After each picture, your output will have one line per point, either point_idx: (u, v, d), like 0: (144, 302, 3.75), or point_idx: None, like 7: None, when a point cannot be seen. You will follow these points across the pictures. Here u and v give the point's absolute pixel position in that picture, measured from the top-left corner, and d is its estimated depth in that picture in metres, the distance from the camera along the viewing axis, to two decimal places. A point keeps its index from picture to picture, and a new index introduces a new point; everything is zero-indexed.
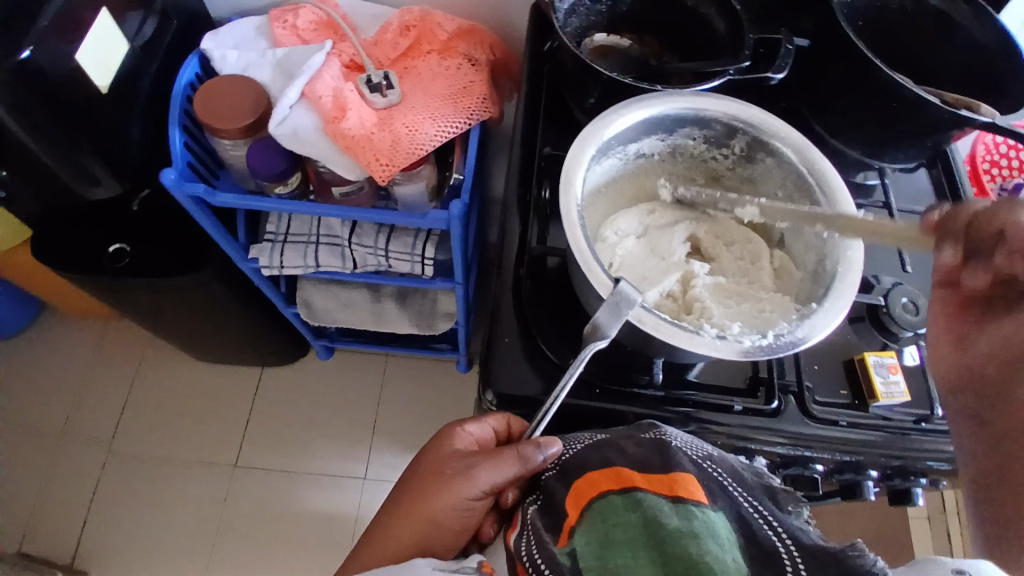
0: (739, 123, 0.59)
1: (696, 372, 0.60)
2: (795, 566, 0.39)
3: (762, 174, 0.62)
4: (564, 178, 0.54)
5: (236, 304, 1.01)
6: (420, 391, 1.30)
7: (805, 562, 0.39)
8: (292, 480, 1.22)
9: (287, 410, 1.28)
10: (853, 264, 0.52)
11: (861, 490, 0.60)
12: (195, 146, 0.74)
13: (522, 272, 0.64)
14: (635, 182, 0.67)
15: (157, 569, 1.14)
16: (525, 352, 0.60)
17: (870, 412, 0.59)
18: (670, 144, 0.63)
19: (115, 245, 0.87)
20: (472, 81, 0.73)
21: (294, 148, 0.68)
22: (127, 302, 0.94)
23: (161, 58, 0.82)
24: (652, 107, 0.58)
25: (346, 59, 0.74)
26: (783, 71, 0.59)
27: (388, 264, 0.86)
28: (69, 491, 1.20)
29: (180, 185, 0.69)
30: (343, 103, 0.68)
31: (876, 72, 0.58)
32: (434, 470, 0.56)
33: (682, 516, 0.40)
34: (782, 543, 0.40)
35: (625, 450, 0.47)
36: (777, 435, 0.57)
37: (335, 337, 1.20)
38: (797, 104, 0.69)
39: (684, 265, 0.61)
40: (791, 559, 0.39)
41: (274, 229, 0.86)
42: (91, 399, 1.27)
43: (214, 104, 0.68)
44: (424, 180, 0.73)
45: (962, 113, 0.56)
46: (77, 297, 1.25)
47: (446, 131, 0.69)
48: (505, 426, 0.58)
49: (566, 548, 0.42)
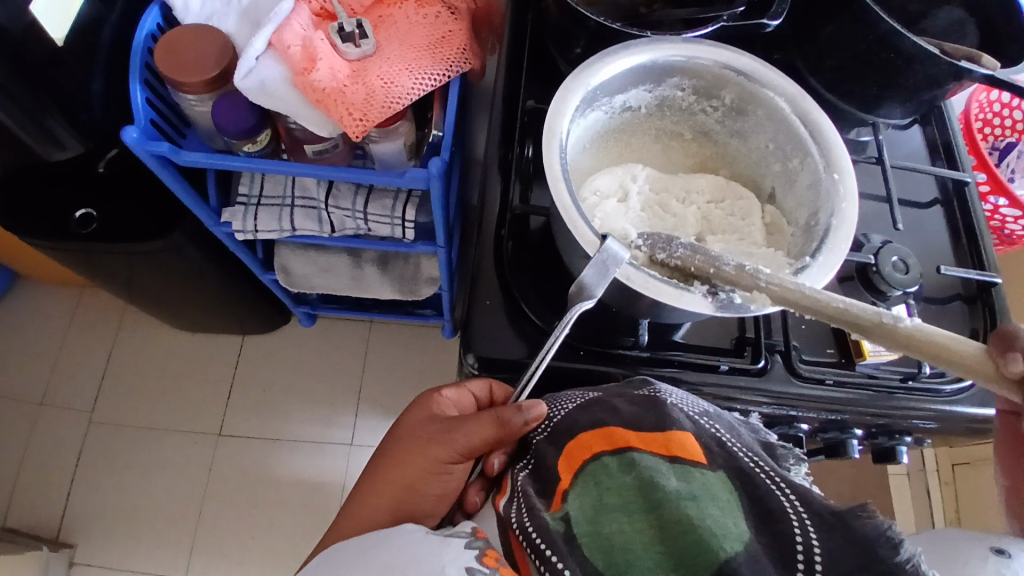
0: (730, 71, 0.57)
1: (681, 333, 0.59)
2: (801, 524, 0.37)
3: (753, 127, 0.60)
4: (547, 129, 0.51)
5: (212, 270, 0.98)
6: (405, 357, 1.28)
7: (813, 522, 0.37)
8: (277, 448, 1.21)
9: (270, 377, 1.26)
10: (847, 220, 0.50)
11: (845, 449, 0.60)
12: (158, 103, 0.70)
13: (503, 233, 0.61)
14: (620, 138, 0.64)
15: (143, 538, 1.14)
16: (507, 315, 0.59)
17: (857, 370, 0.58)
18: (657, 96, 0.60)
19: (82, 209, 0.83)
20: (451, 31, 0.69)
21: (261, 101, 0.64)
22: (97, 269, 0.91)
23: (122, 6, 0.76)
24: (639, 55, 0.55)
25: (317, 7, 0.69)
26: (779, 17, 0.56)
27: (367, 227, 0.83)
28: (49, 463, 1.18)
29: (144, 144, 0.65)
30: (313, 53, 0.64)
31: (875, 20, 0.56)
32: (411, 434, 0.55)
33: (679, 477, 0.40)
34: (787, 502, 0.39)
35: (619, 409, 0.45)
36: (762, 394, 0.57)
37: (317, 304, 1.17)
38: (792, 55, 0.67)
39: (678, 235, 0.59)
40: (796, 515, 0.38)
41: (246, 191, 0.82)
42: (69, 368, 1.25)
43: (176, 55, 0.64)
44: (402, 137, 0.70)
45: (960, 65, 0.54)
46: (48, 264, 1.20)
47: (424, 83, 0.66)
48: (486, 391, 0.57)
49: (558, 513, 0.41)
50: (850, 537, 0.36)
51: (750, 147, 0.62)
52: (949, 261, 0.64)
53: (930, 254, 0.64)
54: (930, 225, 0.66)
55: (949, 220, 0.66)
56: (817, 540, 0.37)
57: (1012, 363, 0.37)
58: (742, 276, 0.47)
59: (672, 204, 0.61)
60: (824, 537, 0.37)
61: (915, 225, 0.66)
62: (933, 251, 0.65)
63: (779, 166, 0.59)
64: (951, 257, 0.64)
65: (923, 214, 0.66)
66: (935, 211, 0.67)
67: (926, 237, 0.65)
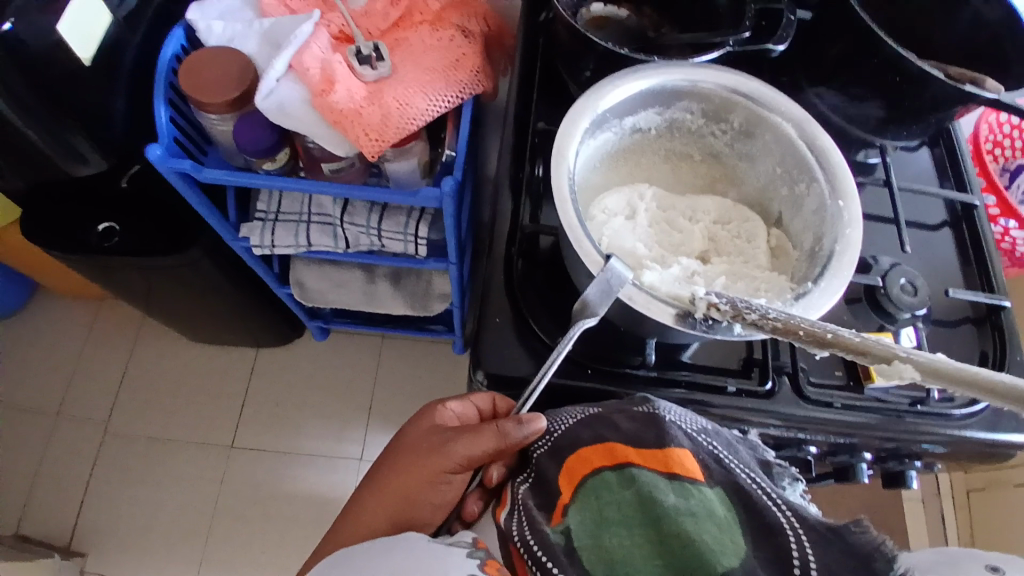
0: (737, 95, 0.58)
1: (689, 353, 0.60)
2: (798, 541, 0.38)
3: (761, 150, 0.61)
4: (556, 152, 0.52)
5: (229, 284, 1.00)
6: (416, 372, 1.29)
7: (810, 538, 0.38)
8: (287, 461, 1.21)
9: (281, 391, 1.27)
10: (851, 244, 0.51)
11: (855, 472, 0.60)
12: (182, 121, 0.72)
13: (513, 251, 0.62)
14: (630, 159, 0.65)
15: (153, 548, 1.15)
16: (517, 330, 0.59)
17: (866, 393, 0.58)
18: (666, 118, 0.62)
19: (104, 223, 0.86)
20: (464, 53, 0.71)
21: (281, 121, 0.66)
22: (118, 282, 0.93)
23: (147, 29, 0.79)
24: (648, 79, 0.56)
25: (335, 30, 0.72)
26: (785, 42, 0.57)
27: (381, 243, 0.84)
28: (62, 473, 1.20)
29: (167, 161, 0.67)
30: (331, 75, 0.66)
31: (880, 45, 0.57)
32: (413, 443, 0.56)
33: (677, 493, 0.40)
34: (784, 518, 0.39)
35: (618, 425, 0.45)
36: (773, 417, 0.56)
37: (330, 318, 1.19)
38: (798, 79, 0.68)
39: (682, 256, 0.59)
40: (794, 532, 0.38)
41: (265, 207, 0.85)
42: (86, 380, 1.27)
43: (198, 77, 0.66)
44: (416, 156, 0.72)
45: (966, 88, 0.54)
46: (70, 277, 1.23)
47: (438, 105, 0.68)
48: (490, 405, 0.58)
49: (558, 527, 0.42)
50: (848, 550, 0.37)
51: (758, 169, 0.62)
52: (958, 283, 0.64)
53: (939, 276, 0.64)
54: (940, 247, 0.66)
55: (958, 242, 0.66)
56: (813, 553, 0.37)
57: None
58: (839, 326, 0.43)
59: (679, 223, 0.62)
60: (820, 551, 0.37)
61: (923, 246, 0.66)
62: (943, 273, 0.64)
63: (786, 189, 0.60)
64: (961, 279, 0.64)
65: (932, 236, 0.66)
66: (943, 233, 0.67)
67: (935, 259, 0.65)
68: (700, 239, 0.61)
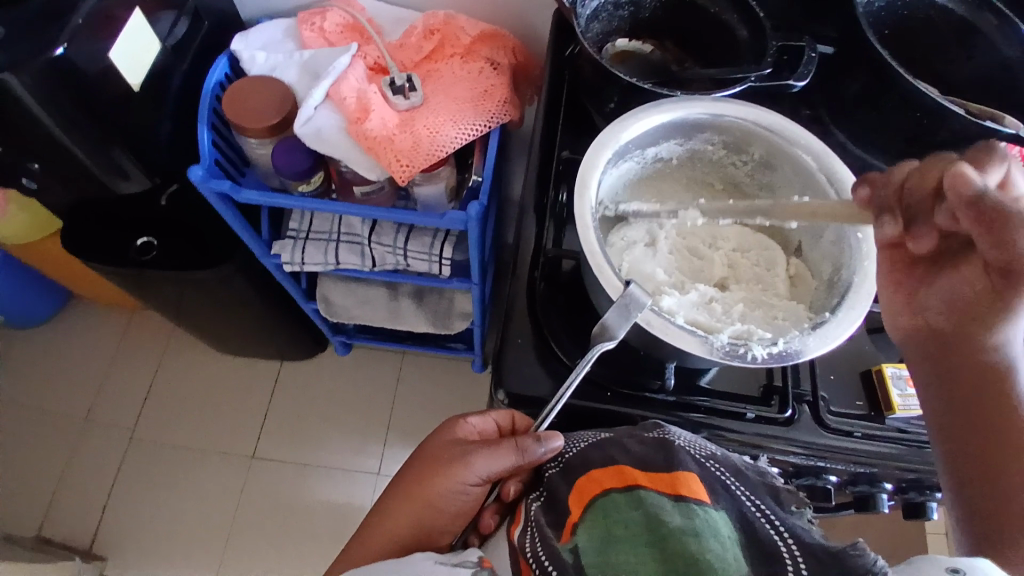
0: (758, 128, 0.59)
1: (708, 378, 0.60)
2: (793, 558, 0.39)
3: (780, 181, 0.62)
4: (579, 181, 0.54)
5: (258, 299, 1.03)
6: (436, 389, 1.31)
7: (805, 562, 0.38)
8: (306, 473, 1.23)
9: (303, 404, 1.30)
10: (869, 277, 0.52)
11: (874, 502, 0.60)
12: (223, 145, 0.76)
13: (536, 274, 0.64)
14: (652, 187, 0.67)
15: (172, 555, 1.17)
16: (538, 352, 0.61)
17: (887, 423, 0.58)
18: (687, 149, 0.63)
19: (143, 237, 0.90)
20: (493, 85, 0.74)
21: (317, 147, 0.70)
22: (152, 294, 0.97)
23: (193, 57, 0.83)
24: (671, 112, 0.58)
25: (371, 61, 0.75)
26: (805, 79, 0.59)
27: (406, 262, 0.87)
28: (88, 477, 1.23)
29: (207, 182, 0.71)
30: (367, 104, 0.70)
31: (899, 81, 0.58)
32: (434, 454, 0.58)
33: (683, 514, 0.40)
34: (784, 545, 0.39)
35: (629, 449, 0.47)
36: (792, 445, 0.57)
37: (352, 333, 1.22)
38: (819, 111, 0.69)
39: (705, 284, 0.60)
40: (790, 556, 0.39)
41: (296, 226, 0.88)
42: (115, 386, 1.31)
43: (241, 104, 0.70)
44: (443, 181, 0.74)
45: (987, 125, 0.55)
46: (104, 286, 1.28)
47: (467, 133, 0.70)
48: (509, 421, 0.60)
49: (568, 544, 0.43)
50: (844, 573, 0.37)
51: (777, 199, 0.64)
52: None
53: None
54: None
55: None
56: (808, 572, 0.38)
57: (858, 190, 0.42)
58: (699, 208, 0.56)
59: (700, 250, 0.63)
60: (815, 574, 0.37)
61: None
62: None
63: (805, 220, 0.61)
64: None
65: None
66: None
67: None
68: (722, 266, 0.62)
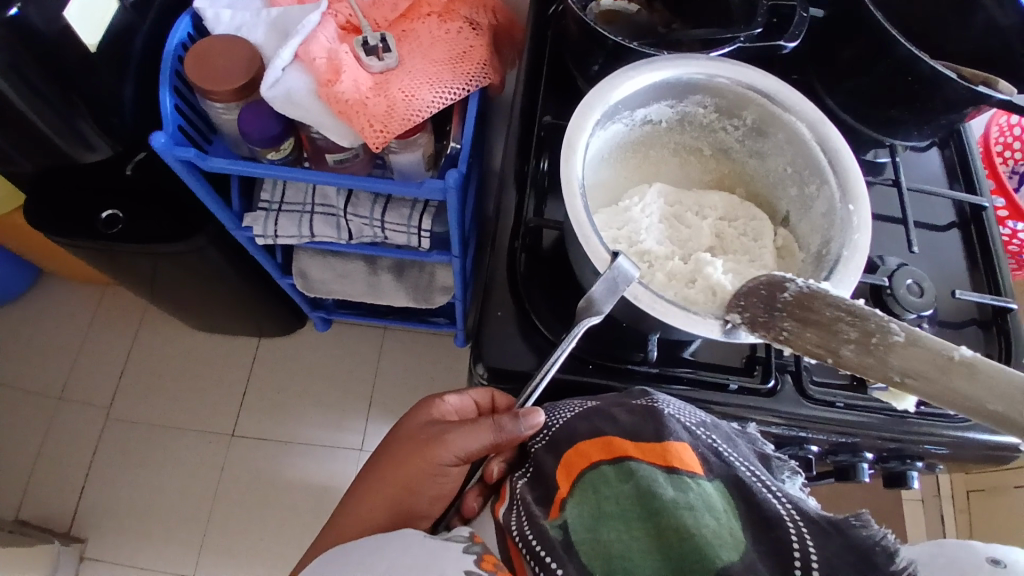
0: (753, 91, 0.57)
1: (692, 349, 0.59)
2: (799, 532, 0.38)
3: (772, 148, 0.60)
4: (566, 144, 0.52)
5: (232, 273, 1.00)
6: (418, 364, 1.29)
7: (810, 531, 0.38)
8: (287, 450, 1.22)
9: (284, 381, 1.27)
10: (858, 249, 0.50)
11: (856, 472, 0.60)
12: (187, 110, 0.72)
13: (517, 245, 0.62)
14: (640, 152, 0.65)
15: (152, 534, 1.15)
16: (519, 325, 0.59)
17: (869, 395, 0.58)
18: (678, 111, 0.61)
19: (108, 210, 0.86)
20: (472, 46, 0.71)
21: (287, 111, 0.66)
22: (122, 270, 0.93)
23: (154, 17, 0.78)
24: (663, 71, 0.55)
25: (343, 20, 0.71)
26: (796, 39, 0.57)
27: (384, 235, 0.84)
28: (63, 457, 1.20)
29: (172, 149, 0.67)
30: (338, 65, 0.66)
31: (893, 44, 0.56)
32: (409, 436, 0.56)
33: (676, 487, 0.40)
34: (784, 510, 0.39)
35: (618, 419, 0.45)
36: (774, 415, 0.56)
37: (332, 309, 1.19)
38: (808, 76, 0.67)
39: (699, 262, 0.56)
40: (794, 523, 0.38)
41: (268, 197, 0.85)
42: (88, 366, 1.27)
43: (205, 65, 0.66)
44: (421, 149, 0.72)
45: (979, 90, 0.54)
46: (73, 262, 1.23)
47: (445, 97, 0.67)
48: (489, 400, 0.58)
49: (557, 521, 0.41)
50: (849, 544, 0.37)
51: (767, 168, 0.62)
52: (964, 284, 0.64)
53: (945, 278, 0.64)
54: (946, 250, 0.65)
55: (965, 244, 0.66)
56: (814, 547, 0.37)
57: None
58: (869, 360, 0.41)
59: (687, 218, 0.61)
60: (821, 543, 0.37)
61: (930, 248, 0.65)
62: (948, 274, 0.64)
63: (795, 190, 0.60)
64: (967, 281, 0.64)
65: (939, 238, 0.66)
66: (951, 235, 0.66)
67: (942, 261, 0.65)
68: (707, 234, 0.60)
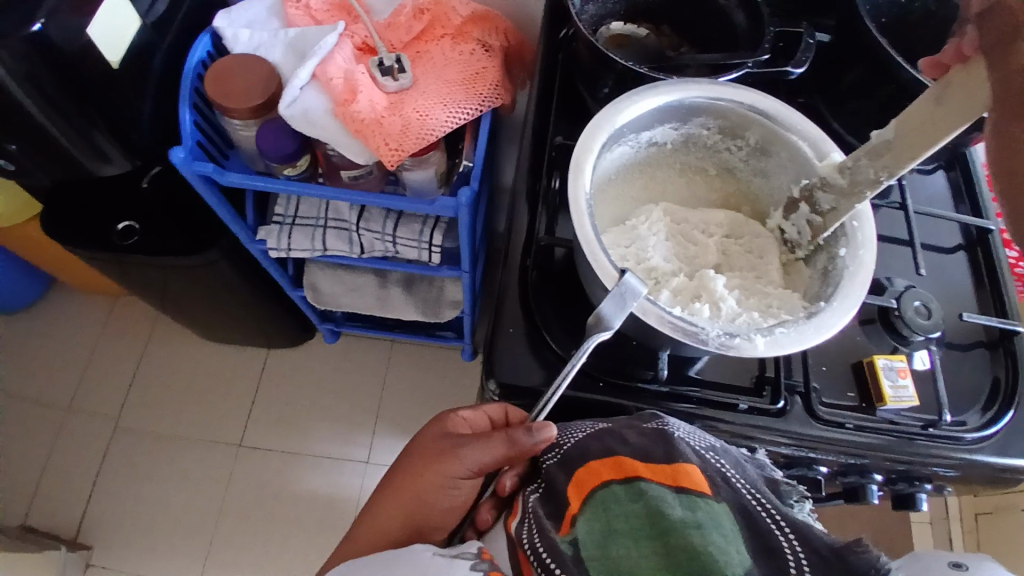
0: (755, 113, 0.58)
1: (698, 366, 0.60)
2: (796, 560, 0.38)
3: (776, 167, 0.61)
4: (574, 165, 0.53)
5: (244, 286, 1.01)
6: (425, 378, 1.30)
7: (810, 561, 0.38)
8: (293, 462, 1.22)
9: (292, 393, 1.28)
10: (864, 266, 0.51)
11: (864, 493, 0.60)
12: (205, 125, 0.73)
13: (528, 263, 0.63)
14: (645, 172, 0.66)
15: (157, 543, 1.16)
16: (529, 342, 0.60)
17: (878, 415, 0.58)
18: (683, 133, 0.62)
19: (124, 222, 0.88)
20: (484, 67, 0.72)
21: (304, 129, 0.68)
22: (137, 281, 0.94)
23: (174, 35, 0.80)
24: (666, 95, 0.57)
25: (358, 41, 0.73)
26: (801, 66, 0.58)
27: (395, 249, 0.85)
28: (71, 466, 1.21)
29: (190, 164, 0.68)
30: (354, 85, 0.68)
31: (898, 71, 0.57)
32: (423, 449, 0.58)
33: (685, 506, 0.40)
34: (786, 542, 0.39)
35: (628, 440, 0.45)
36: (781, 435, 0.56)
37: (341, 321, 1.20)
38: (815, 100, 0.68)
39: (706, 282, 0.57)
40: (793, 553, 0.38)
41: (282, 211, 0.86)
42: (98, 374, 1.29)
43: (225, 82, 0.68)
44: (433, 166, 0.73)
45: None
46: (85, 272, 1.25)
47: (457, 116, 0.69)
48: (502, 414, 0.58)
49: (568, 537, 0.42)
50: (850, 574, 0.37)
51: (772, 187, 0.63)
52: (971, 307, 0.64)
53: (952, 300, 0.64)
54: (953, 272, 0.66)
55: (972, 267, 0.66)
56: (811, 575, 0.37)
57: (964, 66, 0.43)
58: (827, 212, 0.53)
59: (693, 236, 0.62)
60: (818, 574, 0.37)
61: (938, 270, 0.66)
62: (957, 298, 0.65)
63: None
64: (974, 303, 0.65)
65: (946, 260, 0.66)
66: (958, 257, 0.67)
67: (949, 283, 0.65)
68: (713, 252, 0.61)
